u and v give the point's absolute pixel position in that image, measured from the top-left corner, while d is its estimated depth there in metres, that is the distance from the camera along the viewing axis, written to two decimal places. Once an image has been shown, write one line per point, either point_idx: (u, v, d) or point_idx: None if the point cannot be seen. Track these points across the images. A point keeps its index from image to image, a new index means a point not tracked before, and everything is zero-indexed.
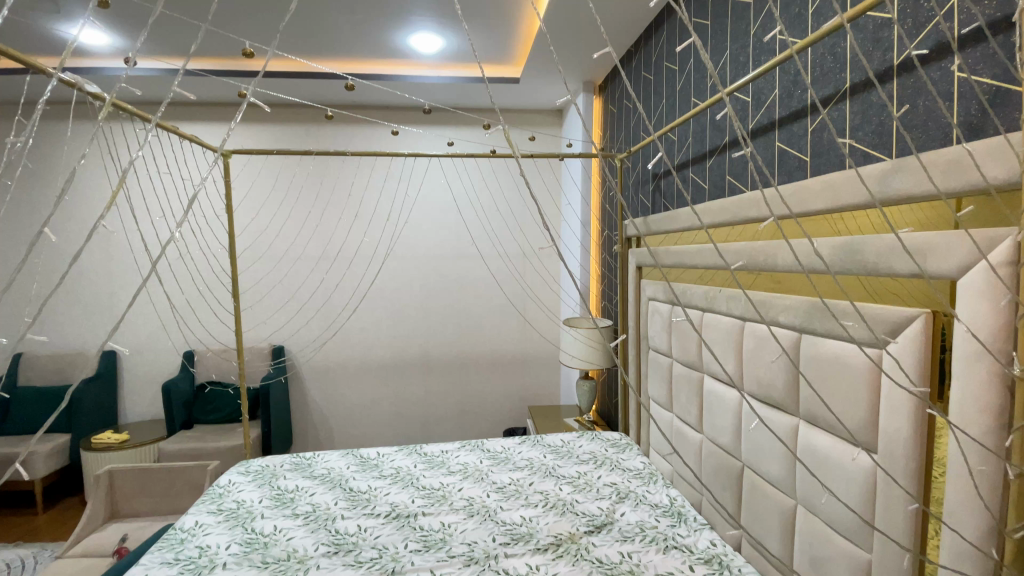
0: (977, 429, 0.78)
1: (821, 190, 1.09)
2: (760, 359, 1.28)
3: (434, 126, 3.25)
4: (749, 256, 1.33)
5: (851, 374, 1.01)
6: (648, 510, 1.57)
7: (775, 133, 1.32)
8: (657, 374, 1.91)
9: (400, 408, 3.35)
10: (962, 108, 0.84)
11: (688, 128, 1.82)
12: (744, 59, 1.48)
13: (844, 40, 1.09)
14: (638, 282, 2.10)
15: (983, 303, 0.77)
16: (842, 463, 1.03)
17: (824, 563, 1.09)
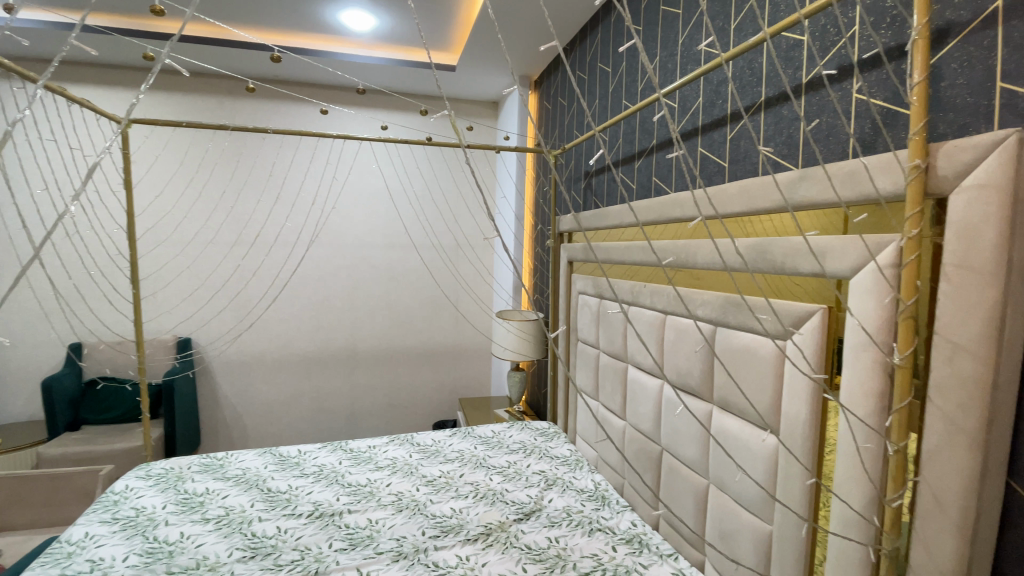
0: (865, 410, 0.86)
1: (738, 193, 1.18)
2: (680, 349, 1.36)
3: (366, 109, 3.12)
4: (673, 253, 1.41)
5: (759, 362, 1.10)
6: (574, 495, 1.63)
7: (698, 139, 1.41)
8: (585, 364, 1.98)
9: (323, 402, 3.20)
10: (858, 124, 0.94)
11: (620, 129, 1.89)
12: (672, 66, 1.56)
13: (761, 57, 1.19)
14: (570, 275, 2.15)
15: (870, 297, 0.85)
16: (751, 443, 1.12)
17: (731, 535, 1.18)
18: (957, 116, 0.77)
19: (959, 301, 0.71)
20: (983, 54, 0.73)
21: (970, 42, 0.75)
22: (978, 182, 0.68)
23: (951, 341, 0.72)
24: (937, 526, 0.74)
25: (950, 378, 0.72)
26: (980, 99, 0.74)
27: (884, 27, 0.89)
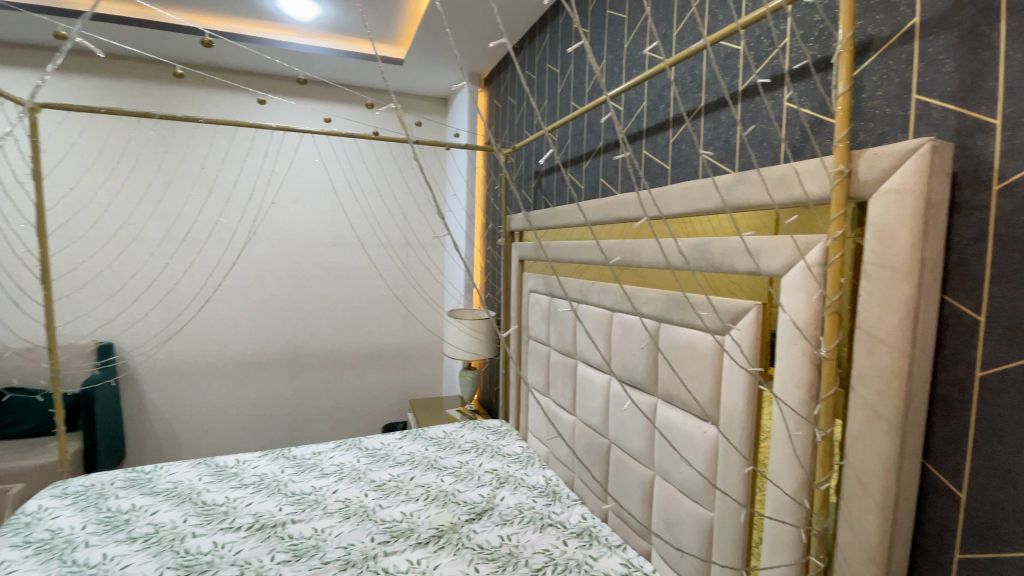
0: (796, 400, 0.91)
1: (679, 195, 1.22)
2: (627, 346, 1.40)
3: (308, 101, 2.99)
4: (619, 252, 1.45)
5: (700, 356, 1.15)
6: (526, 492, 1.64)
7: (643, 141, 1.45)
8: (536, 361, 1.99)
9: (264, 408, 3.04)
10: (789, 131, 1.00)
11: (568, 129, 1.91)
12: (618, 70, 1.60)
13: (700, 64, 1.24)
14: (521, 274, 2.16)
15: (800, 294, 0.90)
16: (693, 434, 1.17)
17: (675, 524, 1.23)
18: (877, 125, 0.83)
19: (878, 297, 0.77)
20: (899, 69, 0.79)
21: (889, 57, 0.81)
22: (895, 187, 0.74)
23: (872, 334, 0.78)
24: (861, 506, 0.79)
25: (872, 368, 0.78)
26: (897, 110, 0.80)
27: (811, 40, 0.95)
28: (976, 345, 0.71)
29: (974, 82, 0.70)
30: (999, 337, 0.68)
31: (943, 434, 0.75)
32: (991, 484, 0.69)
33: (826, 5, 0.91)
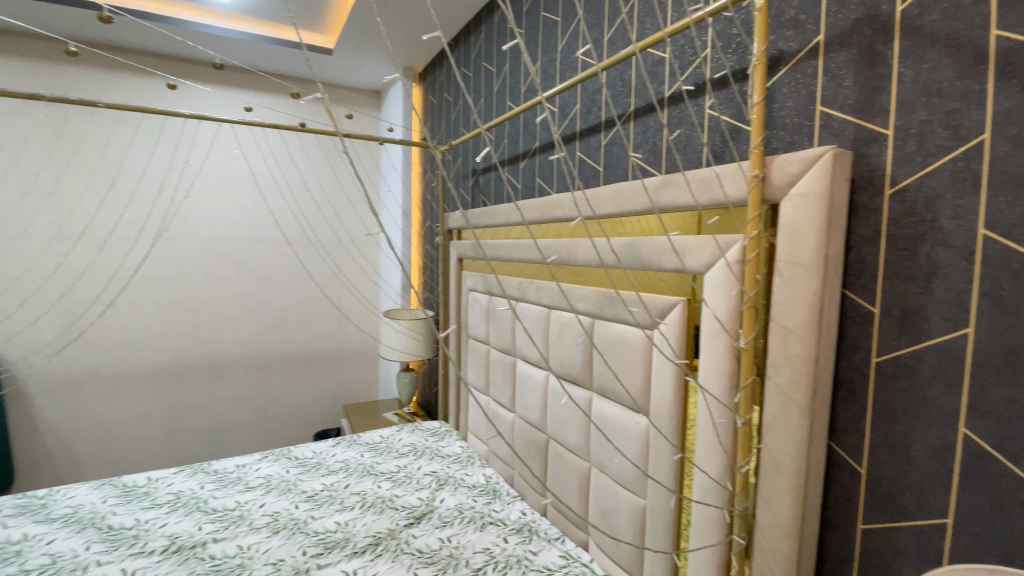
0: (718, 389, 0.96)
1: (611, 196, 1.25)
2: (563, 342, 1.43)
3: (227, 88, 2.79)
4: (555, 251, 1.47)
5: (632, 351, 1.19)
6: (466, 492, 1.63)
7: (576, 143, 1.49)
8: (476, 360, 1.99)
9: (180, 420, 2.81)
10: (710, 137, 1.06)
11: (504, 128, 1.92)
12: (552, 71, 1.62)
13: (629, 70, 1.28)
14: (459, 273, 2.14)
15: (721, 290, 0.95)
16: (626, 426, 1.21)
17: (611, 514, 1.26)
18: (787, 133, 0.90)
19: (790, 293, 0.83)
20: (807, 82, 0.87)
21: (797, 71, 0.88)
22: (803, 191, 0.80)
23: (784, 327, 0.84)
24: (777, 486, 0.86)
25: (784, 358, 0.84)
26: (804, 120, 0.87)
27: (730, 51, 1.01)
28: (872, 334, 0.79)
29: (870, 96, 0.77)
30: (891, 326, 0.76)
31: (846, 416, 0.83)
32: (886, 458, 0.77)
33: (743, 20, 0.98)
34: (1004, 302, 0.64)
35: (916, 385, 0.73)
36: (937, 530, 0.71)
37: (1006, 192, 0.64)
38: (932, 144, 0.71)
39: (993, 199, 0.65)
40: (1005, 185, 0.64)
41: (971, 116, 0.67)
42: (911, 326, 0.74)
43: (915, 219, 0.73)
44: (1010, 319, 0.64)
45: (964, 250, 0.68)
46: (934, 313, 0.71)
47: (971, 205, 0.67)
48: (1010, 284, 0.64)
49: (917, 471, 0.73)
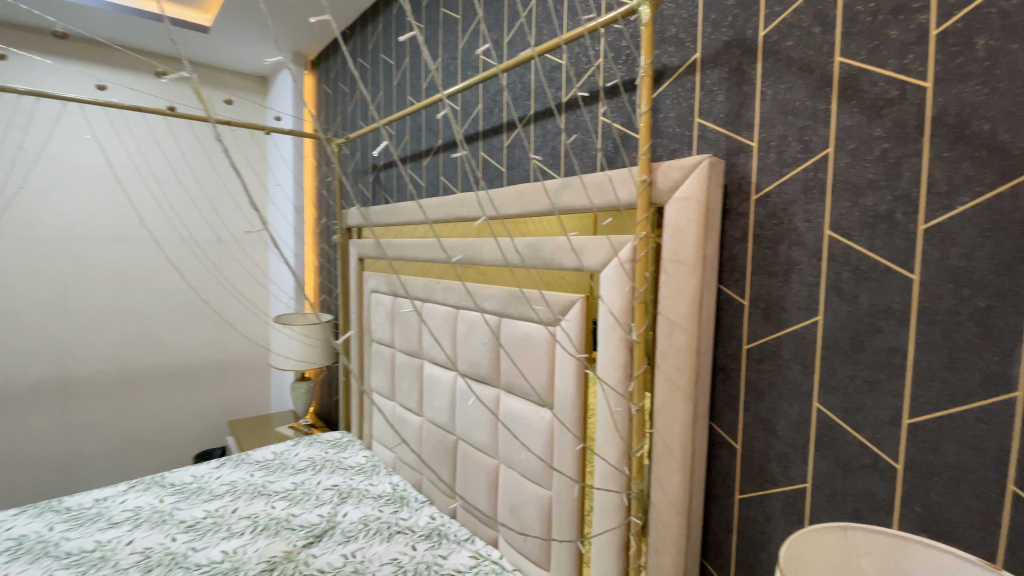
0: (614, 381, 1.02)
1: (514, 197, 1.27)
2: (470, 343, 1.42)
3: (73, 61, 2.39)
4: (460, 250, 1.46)
5: (537, 348, 1.21)
6: (371, 503, 1.56)
7: (479, 142, 1.49)
8: (380, 365, 1.91)
9: (15, 454, 2.35)
10: (604, 142, 1.12)
11: (406, 124, 1.86)
12: (453, 69, 1.61)
13: (529, 73, 1.31)
14: (359, 274, 2.04)
15: (615, 287, 1.01)
16: (532, 421, 1.23)
17: (519, 509, 1.28)
18: (670, 142, 0.98)
19: (674, 288, 0.90)
20: (687, 95, 0.95)
21: (678, 85, 0.96)
22: (684, 196, 0.87)
23: (670, 319, 0.91)
24: (667, 466, 0.92)
25: (671, 348, 0.91)
26: (684, 130, 0.95)
27: (619, 62, 1.07)
28: (742, 324, 0.88)
29: (739, 111, 0.87)
30: (758, 316, 0.86)
31: (723, 398, 0.92)
32: (758, 434, 0.87)
33: (631, 33, 1.04)
34: (845, 292, 0.75)
35: (780, 367, 0.83)
36: (799, 494, 0.81)
37: (845, 198, 0.74)
38: (789, 155, 0.81)
39: (835, 205, 0.75)
40: (846, 193, 0.74)
41: (818, 132, 0.77)
42: (773, 315, 0.84)
43: (776, 222, 0.83)
44: (850, 306, 0.75)
45: (815, 248, 0.78)
46: (792, 304, 0.81)
47: (819, 210, 0.77)
48: (849, 277, 0.75)
49: (782, 443, 0.83)
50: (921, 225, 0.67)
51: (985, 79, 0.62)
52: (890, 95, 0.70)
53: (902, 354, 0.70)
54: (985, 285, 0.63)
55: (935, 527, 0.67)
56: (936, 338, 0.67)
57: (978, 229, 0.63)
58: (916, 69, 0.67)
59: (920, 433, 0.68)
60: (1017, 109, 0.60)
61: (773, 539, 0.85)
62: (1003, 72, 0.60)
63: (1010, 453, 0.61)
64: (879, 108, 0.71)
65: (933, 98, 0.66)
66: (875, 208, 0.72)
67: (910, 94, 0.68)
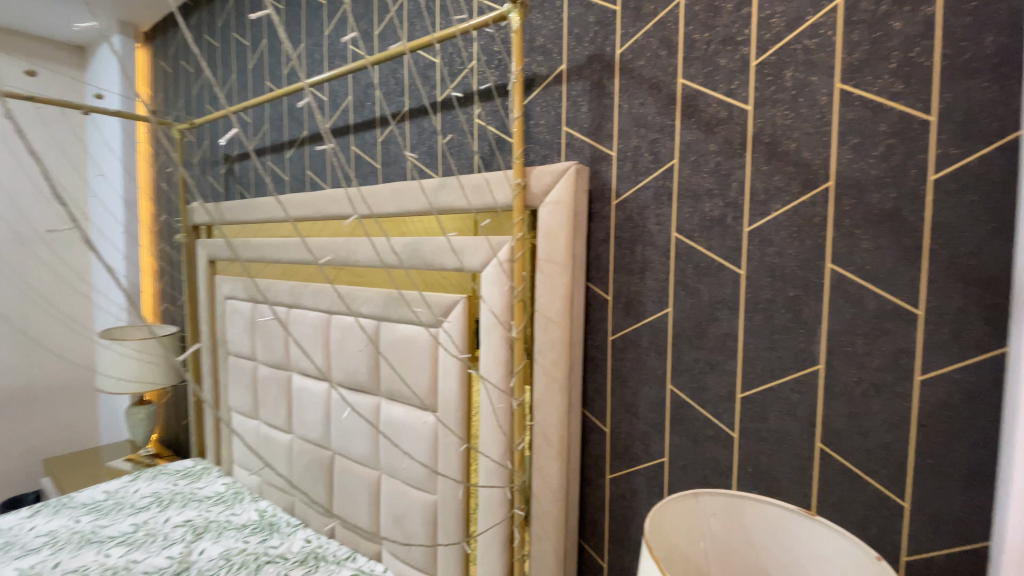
0: (495, 379, 1.03)
1: (389, 195, 1.22)
2: (345, 350, 1.34)
3: None
4: (331, 251, 1.37)
5: (418, 351, 1.17)
6: (234, 535, 1.39)
7: (350, 136, 1.41)
8: (240, 381, 1.71)
9: None
10: (479, 144, 1.13)
11: (264, 112, 1.70)
12: (319, 57, 1.50)
13: (402, 68, 1.27)
14: (212, 279, 1.80)
15: (493, 286, 1.02)
16: (413, 427, 1.19)
17: (401, 518, 1.23)
18: (541, 147, 1.02)
19: (548, 287, 0.95)
20: (555, 104, 1.00)
21: (547, 93, 1.01)
22: (555, 200, 0.92)
23: (546, 316, 0.95)
24: (547, 455, 0.96)
25: (547, 344, 0.95)
26: (554, 137, 1.00)
27: (492, 66, 1.09)
28: (608, 317, 0.95)
29: (600, 122, 0.94)
30: (620, 310, 0.94)
31: (594, 386, 0.98)
32: (623, 417, 0.95)
33: (502, 39, 1.07)
34: (689, 286, 0.85)
35: (639, 356, 0.92)
36: (659, 468, 0.91)
37: (688, 204, 0.84)
38: (643, 165, 0.89)
39: (681, 210, 0.85)
40: (688, 199, 0.84)
41: (666, 145, 0.86)
42: (633, 309, 0.92)
43: (633, 225, 0.91)
44: (694, 299, 0.85)
45: (665, 248, 0.87)
46: (648, 298, 0.90)
47: (668, 214, 0.87)
48: (692, 273, 0.85)
49: (644, 424, 0.92)
50: (747, 228, 0.79)
51: (790, 106, 0.74)
52: (721, 115, 0.80)
53: (735, 339, 0.81)
54: (793, 277, 0.75)
55: (763, 483, 0.79)
56: (760, 323, 0.79)
57: (787, 231, 0.76)
58: (741, 94, 0.78)
59: (750, 404, 0.80)
60: (812, 133, 0.73)
61: (639, 512, 0.94)
62: (803, 101, 0.73)
63: (814, 414, 0.75)
64: (713, 126, 0.81)
65: (753, 120, 0.78)
66: (711, 213, 0.82)
67: (737, 116, 0.79)
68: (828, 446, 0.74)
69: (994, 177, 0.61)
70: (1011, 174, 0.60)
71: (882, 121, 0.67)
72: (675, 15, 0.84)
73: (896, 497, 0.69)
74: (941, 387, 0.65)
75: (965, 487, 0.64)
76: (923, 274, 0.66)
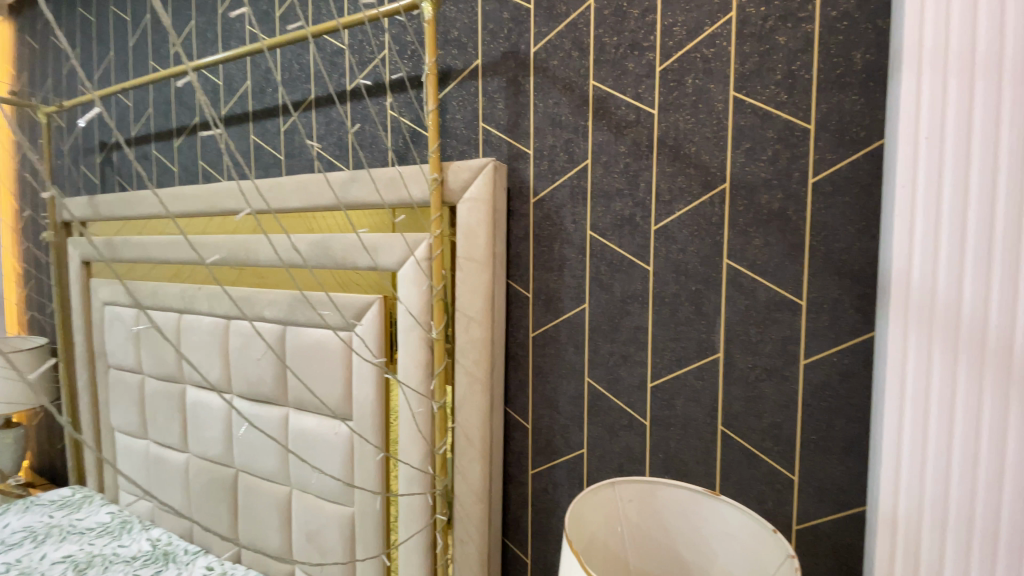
0: (414, 383, 0.99)
1: (294, 189, 1.13)
2: (247, 358, 1.23)
3: None
4: (228, 250, 1.24)
5: (330, 356, 1.10)
6: (121, 569, 1.23)
7: (249, 125, 1.29)
8: (124, 397, 1.52)
9: None
10: (393, 138, 1.09)
11: (148, 95, 1.51)
12: (211, 37, 1.36)
13: (307, 54, 1.19)
14: (88, 282, 1.58)
15: (411, 286, 0.98)
16: (326, 437, 1.12)
17: (317, 534, 1.15)
18: (458, 143, 1.00)
19: (468, 285, 0.93)
20: (471, 99, 0.98)
21: (462, 88, 0.99)
22: (473, 196, 0.90)
23: (466, 315, 0.94)
24: (469, 456, 0.95)
25: (468, 343, 0.94)
26: (471, 132, 0.99)
27: (405, 57, 1.05)
28: (528, 314, 0.96)
29: (516, 120, 0.93)
30: (540, 307, 0.94)
31: (516, 383, 0.98)
32: (543, 412, 0.96)
33: (415, 30, 1.03)
34: (603, 282, 0.88)
35: (559, 351, 0.93)
36: (578, 460, 0.93)
37: (600, 203, 0.87)
38: (558, 164, 0.90)
39: (594, 208, 0.87)
40: (601, 198, 0.87)
41: (580, 145, 0.88)
42: (551, 305, 0.93)
43: (550, 223, 0.92)
44: (608, 294, 0.87)
45: (580, 246, 0.89)
46: (566, 294, 0.91)
47: (582, 212, 0.89)
48: (605, 269, 0.87)
49: (563, 418, 0.94)
50: (654, 226, 0.83)
51: (691, 111, 0.79)
52: (630, 118, 0.83)
53: (645, 331, 0.85)
54: (696, 273, 0.80)
55: (673, 467, 0.84)
56: (667, 316, 0.83)
57: (690, 229, 0.80)
58: (647, 98, 0.82)
59: (660, 393, 0.84)
60: (711, 137, 0.78)
61: (560, 505, 0.95)
62: (702, 107, 0.78)
63: (716, 400, 0.80)
64: (623, 128, 0.84)
65: (658, 123, 0.81)
66: (622, 212, 0.85)
67: (644, 119, 0.82)
68: (728, 428, 0.79)
69: (861, 181, 0.68)
70: (875, 178, 0.67)
71: (770, 128, 0.73)
72: (586, 17, 0.86)
73: (786, 472, 0.75)
74: (821, 369, 0.72)
75: (842, 458, 0.71)
76: (806, 268, 0.72)
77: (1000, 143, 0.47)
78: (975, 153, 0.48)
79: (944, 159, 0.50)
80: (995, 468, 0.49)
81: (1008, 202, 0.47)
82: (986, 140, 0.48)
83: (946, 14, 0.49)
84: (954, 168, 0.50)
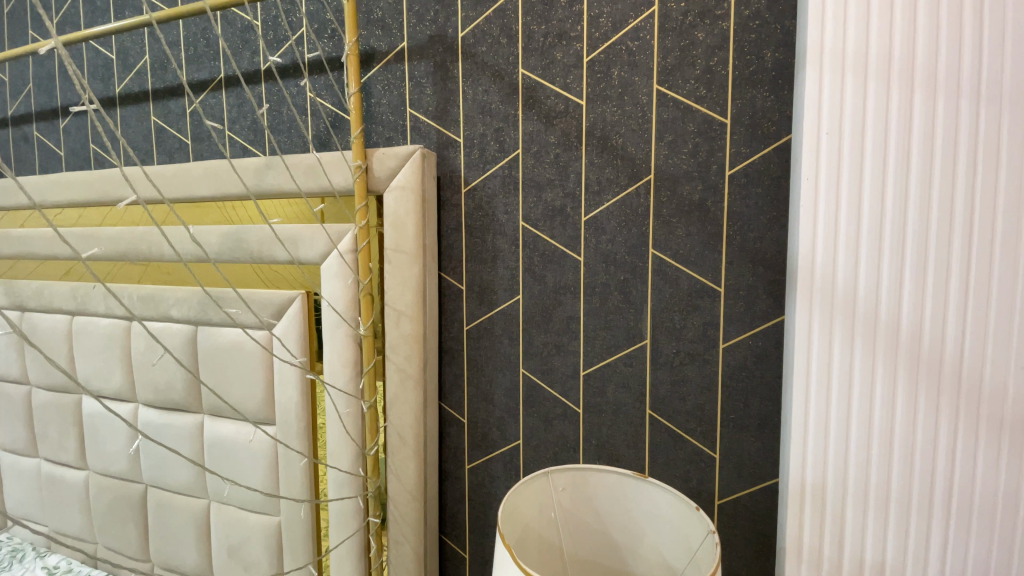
0: (342, 382, 0.94)
1: (202, 176, 1.03)
2: (154, 364, 1.12)
3: None
4: (128, 245, 1.12)
5: (248, 358, 1.03)
6: None
7: (149, 105, 1.17)
8: (7, 412, 1.34)
9: None
10: (313, 123, 1.02)
11: (27, 69, 1.33)
12: (101, 5, 1.22)
13: (214, 28, 1.09)
14: None
15: (336, 281, 0.93)
16: (246, 444, 1.05)
17: (239, 548, 1.08)
18: (384, 129, 0.96)
19: (397, 278, 0.90)
20: (397, 84, 0.94)
21: (386, 71, 0.95)
22: (400, 184, 0.87)
23: (396, 309, 0.90)
24: (403, 455, 0.92)
25: (398, 338, 0.91)
26: (397, 119, 0.95)
27: (325, 36, 0.99)
28: (461, 307, 0.94)
29: (445, 107, 0.91)
30: (473, 299, 0.93)
31: (451, 377, 0.97)
32: (478, 405, 0.95)
33: (334, 8, 0.97)
34: (536, 274, 0.88)
35: (493, 343, 0.92)
36: (514, 451, 0.93)
37: (532, 194, 0.86)
38: (489, 153, 0.89)
39: (526, 199, 0.87)
40: (532, 189, 0.86)
41: (510, 134, 0.87)
42: (485, 298, 0.92)
43: (482, 214, 0.90)
44: (541, 285, 0.87)
45: (513, 237, 0.88)
46: (499, 286, 0.91)
47: (515, 203, 0.88)
48: (538, 260, 0.87)
49: (499, 410, 0.93)
50: (584, 217, 0.83)
51: (617, 104, 0.80)
52: (559, 108, 0.83)
53: (577, 321, 0.86)
54: (624, 262, 0.82)
55: (605, 453, 0.86)
56: (597, 305, 0.84)
57: (617, 220, 0.82)
58: (576, 89, 0.82)
59: (592, 380, 0.86)
60: (636, 130, 0.79)
61: (497, 496, 0.95)
62: (628, 100, 0.79)
63: (644, 385, 0.82)
64: (553, 118, 0.84)
65: (586, 114, 0.82)
66: (553, 203, 0.85)
67: (573, 109, 0.82)
68: (656, 412, 0.82)
69: (772, 174, 0.72)
70: (785, 171, 0.71)
71: (690, 122, 0.76)
72: (514, 4, 0.84)
73: (709, 451, 0.79)
74: (738, 352, 0.76)
75: (757, 434, 0.76)
76: (723, 257, 0.76)
77: (886, 159, 0.56)
78: (868, 165, 0.57)
79: (842, 165, 0.57)
80: (884, 423, 0.58)
81: (891, 208, 0.56)
82: (876, 155, 0.56)
83: (843, 41, 0.56)
84: (850, 178, 0.57)
